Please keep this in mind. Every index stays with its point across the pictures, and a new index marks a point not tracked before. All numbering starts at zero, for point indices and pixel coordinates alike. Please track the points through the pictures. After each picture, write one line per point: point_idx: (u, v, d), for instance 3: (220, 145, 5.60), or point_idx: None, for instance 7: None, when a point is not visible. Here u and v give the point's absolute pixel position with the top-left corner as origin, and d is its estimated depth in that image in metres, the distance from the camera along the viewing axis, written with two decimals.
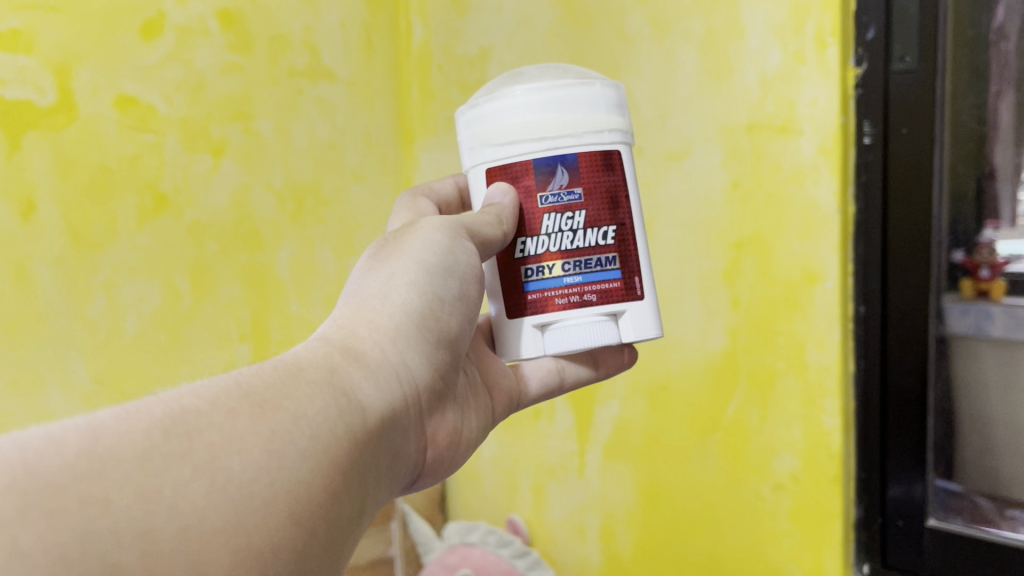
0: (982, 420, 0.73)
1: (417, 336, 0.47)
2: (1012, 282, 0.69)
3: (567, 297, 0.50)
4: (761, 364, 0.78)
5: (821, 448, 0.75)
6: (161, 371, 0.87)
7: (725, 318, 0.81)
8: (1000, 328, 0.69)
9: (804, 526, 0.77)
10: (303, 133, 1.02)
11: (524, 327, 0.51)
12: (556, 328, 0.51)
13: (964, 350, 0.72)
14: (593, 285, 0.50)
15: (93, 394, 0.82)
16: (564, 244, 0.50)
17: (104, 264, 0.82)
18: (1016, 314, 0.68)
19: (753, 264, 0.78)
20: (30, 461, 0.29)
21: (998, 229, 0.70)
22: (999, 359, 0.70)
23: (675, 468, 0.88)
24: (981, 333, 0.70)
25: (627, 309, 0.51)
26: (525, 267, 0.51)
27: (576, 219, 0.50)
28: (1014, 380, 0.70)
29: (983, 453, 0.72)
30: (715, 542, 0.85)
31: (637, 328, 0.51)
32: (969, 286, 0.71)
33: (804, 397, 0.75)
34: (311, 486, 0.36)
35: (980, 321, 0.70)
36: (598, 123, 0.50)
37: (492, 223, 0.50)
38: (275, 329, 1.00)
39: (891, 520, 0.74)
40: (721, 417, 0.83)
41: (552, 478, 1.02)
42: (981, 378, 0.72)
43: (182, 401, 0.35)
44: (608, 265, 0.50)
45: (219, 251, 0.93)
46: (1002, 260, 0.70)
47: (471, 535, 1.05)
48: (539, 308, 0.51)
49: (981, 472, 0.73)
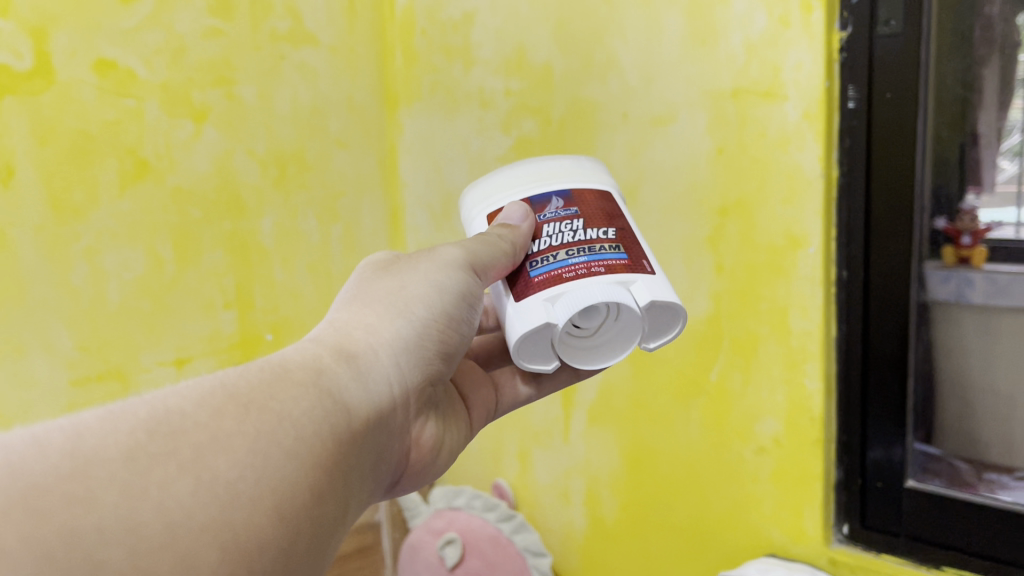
0: (959, 384, 0.74)
1: (411, 346, 0.47)
2: (992, 249, 0.70)
3: (575, 271, 0.48)
4: (744, 329, 0.79)
5: (802, 411, 0.76)
6: (144, 338, 0.87)
7: (709, 284, 0.82)
8: (980, 295, 0.71)
9: (785, 487, 0.78)
10: (285, 98, 1.01)
11: (535, 301, 0.48)
12: (566, 294, 0.48)
13: (945, 316, 0.73)
14: (600, 260, 0.49)
15: (77, 361, 0.82)
16: (566, 239, 0.50)
17: (85, 231, 0.81)
18: (995, 282, 0.69)
19: (737, 230, 0.78)
20: (15, 462, 0.29)
21: (979, 196, 0.70)
22: (979, 326, 0.72)
23: (658, 433, 0.89)
24: (962, 300, 0.72)
25: (638, 279, 0.49)
26: (530, 260, 0.51)
27: (576, 223, 0.51)
28: (993, 347, 0.71)
29: (962, 417, 0.74)
30: (697, 505, 0.86)
31: (653, 292, 0.48)
32: (950, 253, 0.72)
33: (787, 362, 0.76)
34: (297, 485, 0.35)
35: (961, 288, 0.71)
36: (586, 173, 0.55)
37: (505, 261, 0.50)
38: (260, 296, 0.99)
39: (871, 482, 0.76)
40: (704, 380, 0.84)
41: (538, 442, 1.03)
42: (960, 343, 0.73)
43: (167, 402, 0.35)
44: (612, 249, 0.50)
45: (202, 218, 0.92)
46: (984, 227, 0.70)
47: (456, 500, 1.04)
48: (548, 283, 0.49)
49: (959, 436, 0.74)
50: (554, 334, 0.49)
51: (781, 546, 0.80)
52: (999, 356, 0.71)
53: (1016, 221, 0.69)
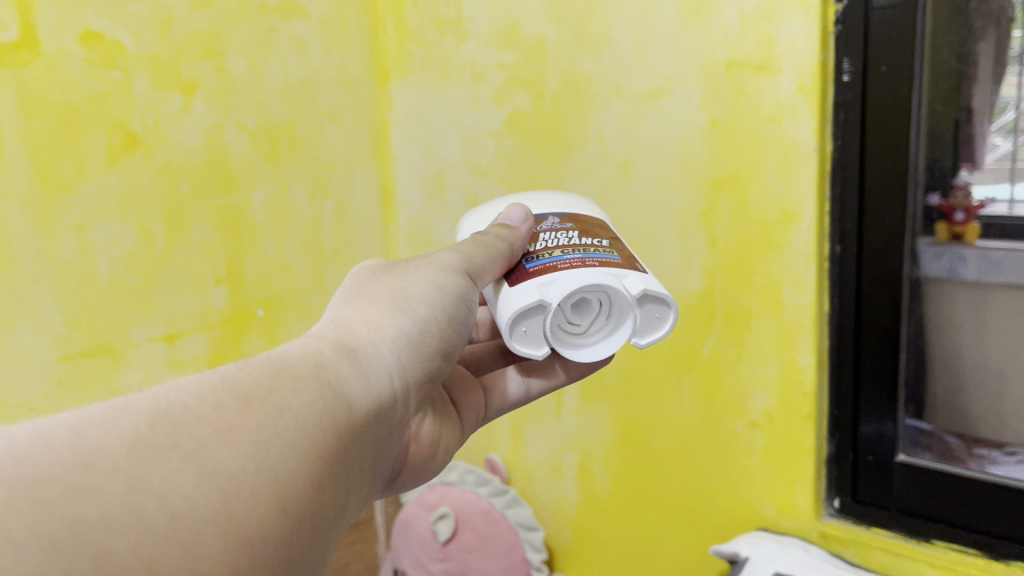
0: (951, 362, 0.73)
1: (412, 341, 0.45)
2: (985, 226, 0.69)
3: (568, 263, 0.49)
4: (736, 304, 0.79)
5: (794, 385, 0.76)
6: (135, 314, 0.87)
7: (702, 259, 0.82)
8: (973, 271, 0.70)
9: (777, 462, 0.79)
10: (276, 72, 1.00)
11: (530, 285, 0.48)
12: (559, 278, 0.48)
13: (937, 293, 0.72)
14: (592, 256, 0.50)
15: (66, 336, 0.81)
16: (561, 243, 0.51)
17: (74, 205, 0.80)
18: (988, 258, 0.69)
19: (729, 204, 0.78)
20: (19, 455, 0.26)
21: (973, 173, 0.69)
22: (972, 302, 0.71)
23: (650, 407, 0.89)
24: (954, 276, 0.71)
25: (630, 273, 0.49)
26: (525, 259, 0.52)
27: (571, 234, 0.53)
28: (985, 324, 0.71)
29: (953, 394, 0.73)
30: (689, 480, 0.87)
31: (644, 284, 0.49)
32: (943, 230, 0.71)
33: (779, 336, 0.76)
34: (299, 478, 0.33)
35: (954, 264, 0.71)
36: (583, 207, 0.58)
37: (502, 262, 0.51)
38: (251, 271, 0.99)
39: (862, 456, 0.76)
40: (696, 355, 0.84)
41: (530, 417, 1.03)
42: (952, 319, 0.72)
43: (170, 398, 0.32)
44: (605, 252, 0.51)
45: (192, 192, 0.91)
46: (978, 204, 0.69)
47: (448, 475, 1.03)
48: (541, 272, 0.49)
49: (950, 412, 0.74)
50: (547, 318, 0.48)
51: (772, 520, 0.80)
52: (991, 334, 0.71)
53: (1011, 198, 0.67)
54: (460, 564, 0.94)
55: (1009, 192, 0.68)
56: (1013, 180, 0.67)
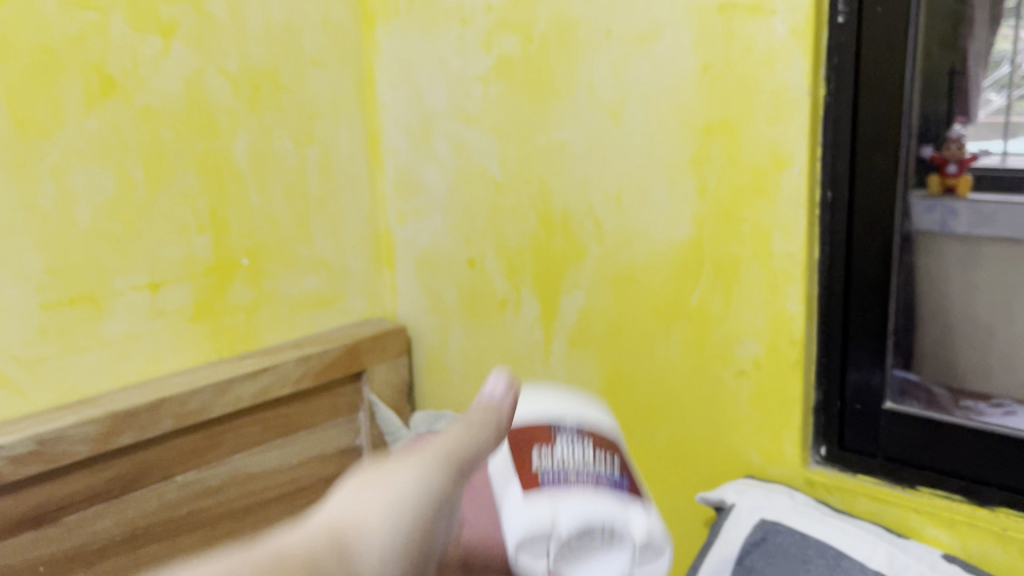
0: (940, 311, 0.73)
1: (409, 537, 0.39)
2: (978, 178, 0.68)
3: (576, 484, 0.46)
4: (726, 252, 0.78)
5: (783, 333, 0.76)
6: (117, 262, 0.85)
7: (692, 206, 0.80)
8: (964, 225, 0.69)
9: (764, 410, 0.79)
10: (257, 14, 0.97)
11: (541, 499, 0.45)
12: (567, 504, 0.45)
13: (929, 246, 0.72)
14: (602, 484, 0.46)
15: (46, 284, 0.80)
16: (572, 460, 0.48)
17: (51, 150, 0.79)
18: (980, 211, 0.68)
19: (720, 151, 0.77)
20: None
21: (966, 125, 0.67)
22: (962, 255, 0.71)
23: (638, 356, 0.89)
24: (946, 229, 0.70)
25: (637, 510, 0.46)
26: (533, 465, 0.48)
27: (584, 450, 0.49)
28: (975, 278, 0.71)
29: (942, 346, 0.74)
30: (677, 429, 0.87)
31: (649, 529, 0.45)
32: (935, 182, 0.70)
33: (768, 285, 0.76)
34: None
35: (945, 217, 0.70)
36: (599, 417, 0.54)
37: (488, 438, 0.48)
38: (236, 220, 0.97)
39: (850, 404, 0.76)
40: (685, 304, 0.83)
41: (519, 368, 1.02)
42: (942, 272, 0.72)
43: None
44: (614, 479, 0.47)
45: (173, 138, 0.89)
46: (971, 156, 0.68)
47: (437, 424, 1.03)
48: (546, 486, 0.46)
49: (938, 364, 0.74)
50: (553, 544, 0.45)
51: (758, 467, 0.80)
52: (981, 287, 0.71)
53: (1003, 151, 0.66)
54: None
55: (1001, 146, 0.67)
56: (1005, 138, 0.66)
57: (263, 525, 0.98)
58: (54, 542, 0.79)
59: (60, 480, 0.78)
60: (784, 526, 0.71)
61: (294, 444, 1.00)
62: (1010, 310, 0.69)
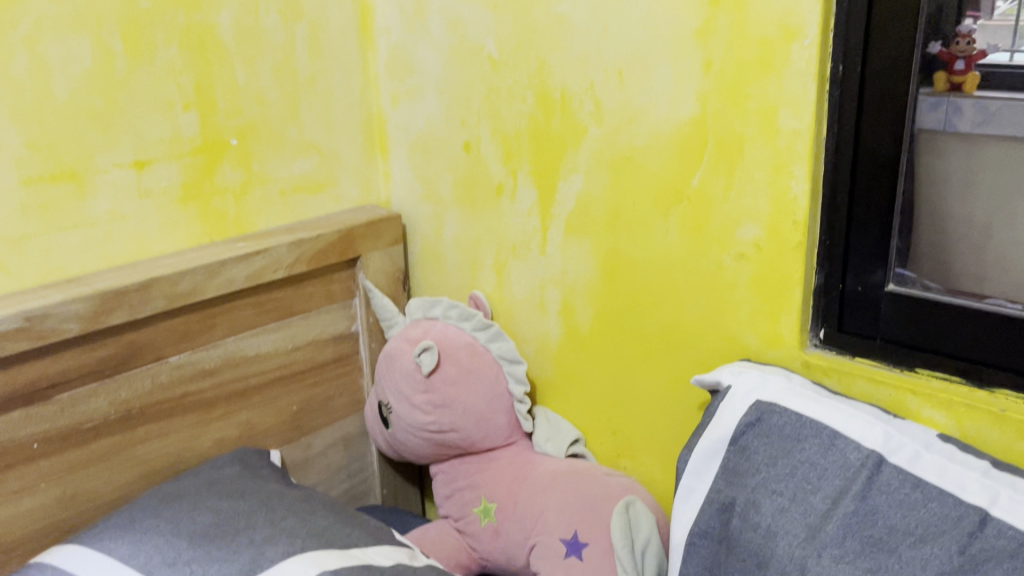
0: (937, 211, 0.71)
1: None
2: (985, 75, 0.65)
3: None
4: (729, 131, 0.76)
5: (786, 214, 0.74)
6: (98, 138, 0.83)
7: (696, 83, 0.77)
8: (967, 124, 0.68)
9: (763, 293, 0.78)
10: None
11: None
12: None
13: (929, 145, 0.69)
14: None
15: (26, 158, 0.78)
16: None
17: (23, 17, 0.75)
18: (986, 109, 0.67)
19: (728, 23, 0.73)
20: None
21: (977, 21, 0.64)
22: (963, 154, 0.69)
23: (635, 241, 0.87)
24: (948, 128, 0.68)
25: None
26: None
27: None
28: (975, 177, 0.70)
29: (936, 248, 0.72)
30: (673, 313, 0.86)
31: None
32: (941, 80, 0.66)
33: (773, 164, 0.74)
34: None
35: (948, 116, 0.67)
36: None
37: None
38: (222, 98, 0.93)
39: (850, 287, 0.74)
40: (685, 187, 0.81)
41: (514, 255, 1.00)
42: (944, 172, 0.70)
43: None
44: None
45: (154, 8, 0.84)
46: (979, 52, 0.65)
47: (433, 310, 1.02)
48: None
49: (934, 263, 0.72)
50: None
51: (755, 351, 0.80)
52: (980, 187, 0.70)
53: (1012, 48, 0.64)
54: (443, 396, 0.95)
55: (1011, 41, 0.64)
56: (1015, 38, 0.64)
57: (258, 408, 0.98)
58: (48, 420, 0.79)
59: (52, 359, 0.78)
60: (780, 407, 0.71)
61: (288, 328, 0.99)
62: (1010, 207, 0.69)
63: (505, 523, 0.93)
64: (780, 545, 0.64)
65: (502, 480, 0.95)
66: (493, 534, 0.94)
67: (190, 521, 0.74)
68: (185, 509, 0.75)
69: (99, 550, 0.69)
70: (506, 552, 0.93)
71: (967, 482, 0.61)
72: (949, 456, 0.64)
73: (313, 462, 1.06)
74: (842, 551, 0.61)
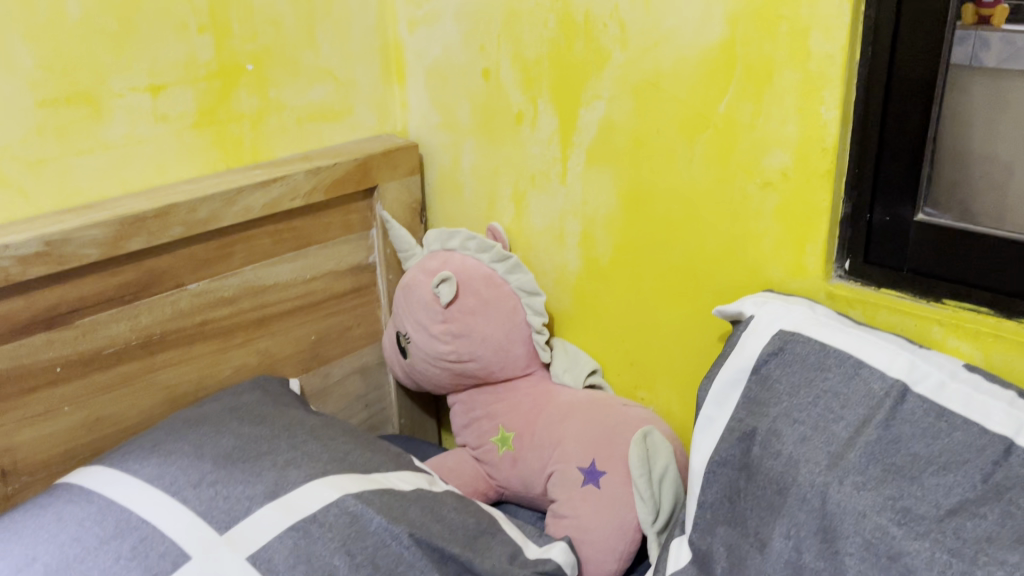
0: (956, 149, 0.68)
1: None
2: (1016, 7, 0.62)
3: None
4: (759, 55, 0.74)
5: (815, 141, 0.72)
6: (112, 61, 0.81)
7: (726, 5, 0.75)
8: (995, 59, 0.64)
9: (788, 223, 0.76)
10: None
11: None
12: None
13: (952, 80, 0.66)
14: None
15: (41, 80, 0.77)
16: None
17: None
18: (1015, 44, 0.63)
19: None
20: None
21: None
22: (988, 92, 0.65)
23: (657, 170, 0.85)
24: (974, 63, 0.65)
25: None
26: None
27: None
28: (1000, 117, 0.66)
29: (955, 187, 0.69)
30: (695, 244, 0.85)
31: None
32: (969, 12, 0.63)
33: (803, 89, 0.72)
34: None
35: (976, 49, 0.64)
36: None
37: None
38: (237, 22, 0.91)
39: (878, 216, 0.72)
40: (712, 114, 0.79)
41: (533, 185, 0.99)
42: (965, 110, 0.67)
43: None
44: None
45: None
46: None
47: (451, 242, 1.00)
48: None
49: (953, 202, 0.70)
50: None
51: (778, 282, 0.79)
52: (1004, 127, 0.66)
53: None
54: (462, 326, 0.95)
55: None
56: None
57: (277, 336, 0.98)
58: (70, 344, 0.79)
59: (72, 283, 0.78)
60: (803, 337, 0.71)
61: (306, 258, 0.99)
62: None
63: (523, 452, 0.94)
64: (801, 472, 0.65)
65: (520, 409, 0.96)
66: (511, 462, 0.95)
67: (213, 445, 0.74)
68: (207, 433, 0.76)
69: (125, 471, 0.70)
70: (523, 480, 0.94)
71: (993, 411, 0.61)
72: (975, 385, 0.63)
73: (331, 391, 1.07)
74: (865, 477, 0.62)
